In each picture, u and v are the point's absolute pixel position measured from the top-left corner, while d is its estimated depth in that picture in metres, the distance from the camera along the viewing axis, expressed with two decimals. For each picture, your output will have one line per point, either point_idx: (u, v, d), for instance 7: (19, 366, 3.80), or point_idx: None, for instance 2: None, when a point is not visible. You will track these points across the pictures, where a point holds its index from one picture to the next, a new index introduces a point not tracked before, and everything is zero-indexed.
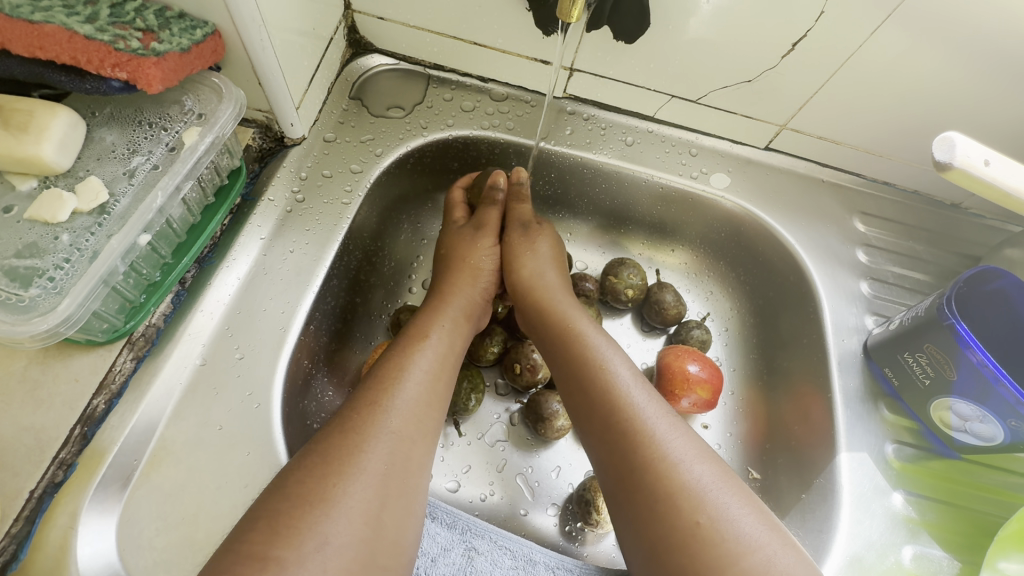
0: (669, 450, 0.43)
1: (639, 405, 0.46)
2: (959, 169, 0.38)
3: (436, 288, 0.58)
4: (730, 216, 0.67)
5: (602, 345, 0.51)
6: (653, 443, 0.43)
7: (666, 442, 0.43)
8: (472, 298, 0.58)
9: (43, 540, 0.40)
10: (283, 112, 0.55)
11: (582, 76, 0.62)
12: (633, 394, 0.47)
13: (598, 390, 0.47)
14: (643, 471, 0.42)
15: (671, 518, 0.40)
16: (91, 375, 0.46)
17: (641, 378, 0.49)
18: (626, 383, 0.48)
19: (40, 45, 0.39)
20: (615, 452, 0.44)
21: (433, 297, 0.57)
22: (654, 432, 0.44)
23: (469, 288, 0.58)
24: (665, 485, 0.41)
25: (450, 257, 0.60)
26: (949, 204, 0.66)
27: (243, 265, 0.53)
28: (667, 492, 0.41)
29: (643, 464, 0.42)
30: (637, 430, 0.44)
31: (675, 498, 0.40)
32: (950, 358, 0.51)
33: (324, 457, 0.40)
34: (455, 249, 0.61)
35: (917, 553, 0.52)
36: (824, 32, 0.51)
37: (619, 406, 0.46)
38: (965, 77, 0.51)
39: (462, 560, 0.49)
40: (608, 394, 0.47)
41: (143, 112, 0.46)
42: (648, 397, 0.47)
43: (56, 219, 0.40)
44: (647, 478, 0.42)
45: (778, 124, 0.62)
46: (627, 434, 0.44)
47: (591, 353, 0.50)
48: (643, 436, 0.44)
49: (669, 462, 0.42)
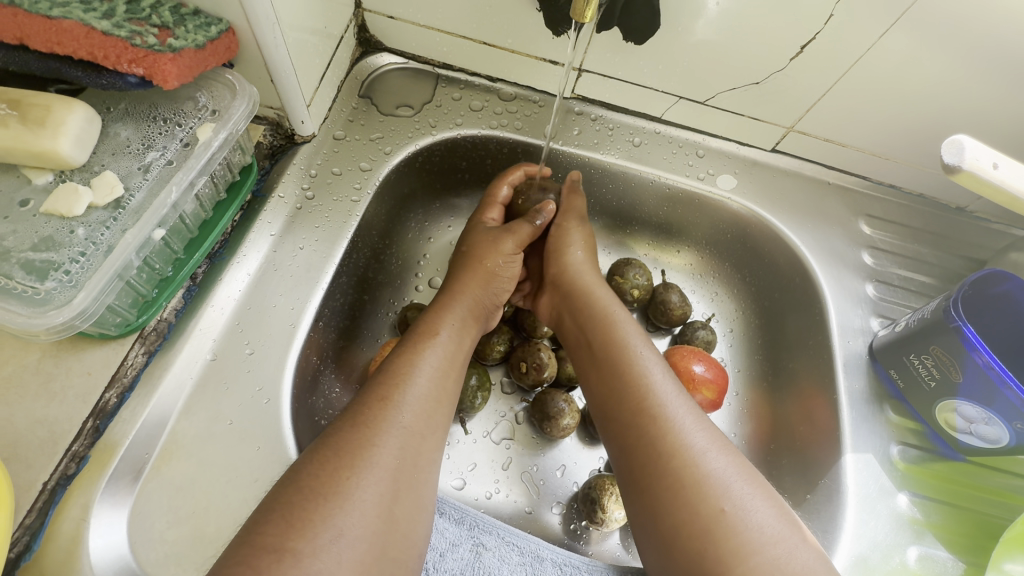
0: (694, 439, 0.43)
1: (665, 394, 0.46)
2: (968, 172, 0.38)
3: (446, 288, 0.58)
4: (736, 217, 0.68)
5: (631, 335, 0.51)
6: (680, 432, 0.43)
7: (693, 431, 0.44)
8: (481, 297, 0.58)
9: (56, 532, 0.41)
10: (294, 110, 0.55)
11: (590, 77, 0.63)
12: (661, 384, 0.47)
13: (626, 377, 0.48)
14: (667, 457, 0.42)
15: (694, 505, 0.40)
16: (103, 369, 0.46)
17: (667, 368, 0.49)
18: (653, 372, 0.48)
19: (58, 41, 0.39)
20: (638, 438, 0.45)
21: (442, 295, 0.58)
22: (680, 421, 0.44)
23: (479, 290, 0.58)
24: (690, 473, 0.41)
25: (471, 256, 0.60)
26: (954, 208, 0.66)
27: (254, 261, 0.54)
28: (692, 479, 0.41)
29: (668, 450, 0.43)
30: (663, 418, 0.44)
31: (700, 486, 0.41)
32: (955, 360, 0.52)
33: (336, 450, 0.40)
34: (474, 250, 0.60)
35: (923, 554, 0.52)
36: (832, 35, 0.51)
37: (648, 394, 0.46)
38: (972, 81, 0.51)
39: (469, 556, 0.50)
40: (636, 382, 0.47)
41: (158, 107, 0.46)
42: (673, 387, 0.47)
43: (72, 212, 0.41)
44: (671, 465, 0.42)
45: (785, 126, 0.63)
46: (653, 421, 0.44)
47: (620, 341, 0.51)
48: (670, 424, 0.44)
49: (695, 451, 0.42)
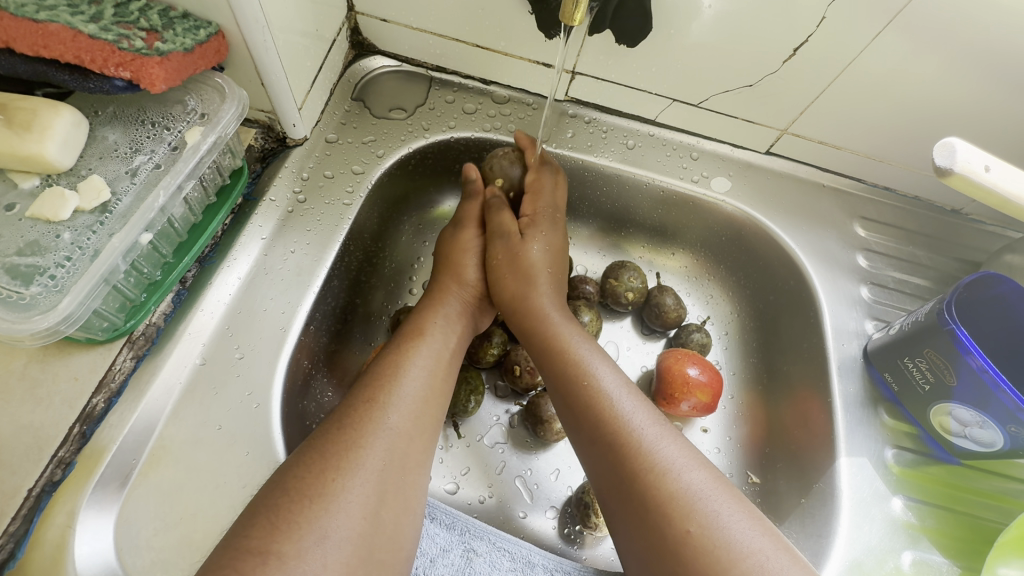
0: (657, 459, 0.43)
1: (627, 414, 0.46)
2: (960, 174, 0.38)
3: (430, 289, 0.59)
4: (730, 219, 0.68)
5: (589, 354, 0.51)
6: (642, 453, 0.43)
7: (655, 451, 0.43)
8: (462, 298, 0.58)
9: (41, 539, 0.40)
10: (286, 113, 0.55)
11: (584, 80, 0.62)
12: (622, 404, 0.47)
13: (585, 401, 0.48)
14: (635, 479, 0.42)
15: (663, 529, 0.40)
16: (91, 374, 0.46)
17: (629, 386, 0.49)
18: (613, 392, 0.48)
19: (44, 44, 0.39)
20: (605, 465, 0.45)
21: (424, 299, 0.58)
22: (642, 441, 0.44)
23: (459, 288, 0.58)
24: (657, 495, 0.41)
25: (440, 258, 0.62)
26: (950, 210, 0.66)
27: (244, 265, 0.53)
28: (657, 501, 0.41)
29: (633, 475, 0.42)
30: (624, 441, 0.44)
31: (664, 507, 0.40)
32: (950, 364, 0.51)
33: (322, 452, 0.40)
34: (442, 252, 0.62)
35: (917, 559, 0.52)
36: (824, 38, 0.51)
37: (608, 417, 0.46)
38: (966, 82, 0.51)
39: (460, 561, 0.49)
40: (596, 405, 0.47)
41: (146, 111, 0.46)
42: (635, 406, 0.47)
43: (58, 217, 0.41)
44: (638, 489, 0.42)
45: (778, 128, 0.62)
46: (616, 446, 0.44)
47: (578, 362, 0.50)
48: (630, 447, 0.44)
49: (658, 471, 0.42)
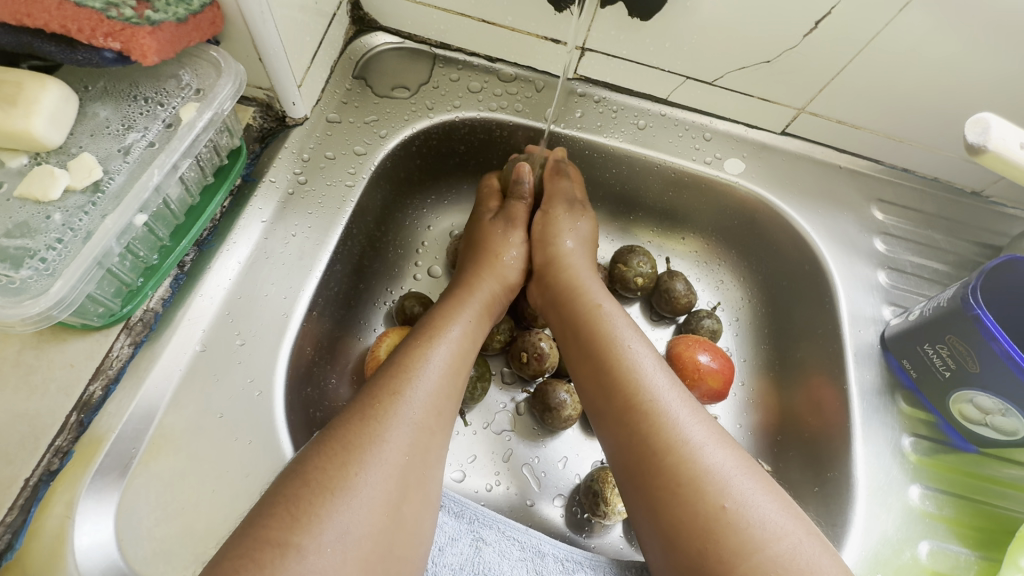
0: (692, 434, 0.42)
1: (660, 387, 0.45)
2: (994, 152, 0.36)
3: (460, 282, 0.58)
4: (742, 203, 0.66)
5: (624, 329, 0.50)
6: (675, 426, 0.42)
7: (690, 426, 0.42)
8: (496, 291, 0.58)
9: (40, 530, 0.39)
10: (285, 91, 0.53)
11: (594, 56, 0.60)
12: (656, 377, 0.46)
13: (619, 371, 0.46)
14: (665, 452, 0.41)
15: (693, 502, 0.39)
16: (87, 360, 0.45)
17: (662, 363, 0.48)
18: (647, 365, 0.47)
19: (28, 12, 0.37)
20: (632, 438, 0.43)
21: (454, 289, 0.57)
22: (676, 416, 0.43)
23: (495, 283, 0.58)
24: (689, 469, 0.40)
25: (477, 247, 0.61)
26: (970, 192, 0.64)
27: (244, 249, 0.52)
28: (691, 475, 0.39)
29: (664, 449, 0.41)
30: (656, 413, 0.43)
31: (698, 481, 0.39)
32: (972, 349, 0.49)
33: (344, 444, 0.39)
34: (480, 245, 0.61)
35: (933, 548, 0.51)
36: (846, 12, 0.49)
37: (642, 388, 0.45)
38: (995, 59, 0.49)
39: (469, 550, 0.48)
40: (629, 376, 0.46)
41: (138, 86, 0.44)
42: (670, 381, 0.46)
43: (48, 197, 0.39)
44: (668, 461, 0.41)
45: (795, 107, 0.60)
46: (648, 417, 0.43)
47: (611, 335, 0.49)
48: (663, 419, 0.43)
49: (692, 446, 0.41)
